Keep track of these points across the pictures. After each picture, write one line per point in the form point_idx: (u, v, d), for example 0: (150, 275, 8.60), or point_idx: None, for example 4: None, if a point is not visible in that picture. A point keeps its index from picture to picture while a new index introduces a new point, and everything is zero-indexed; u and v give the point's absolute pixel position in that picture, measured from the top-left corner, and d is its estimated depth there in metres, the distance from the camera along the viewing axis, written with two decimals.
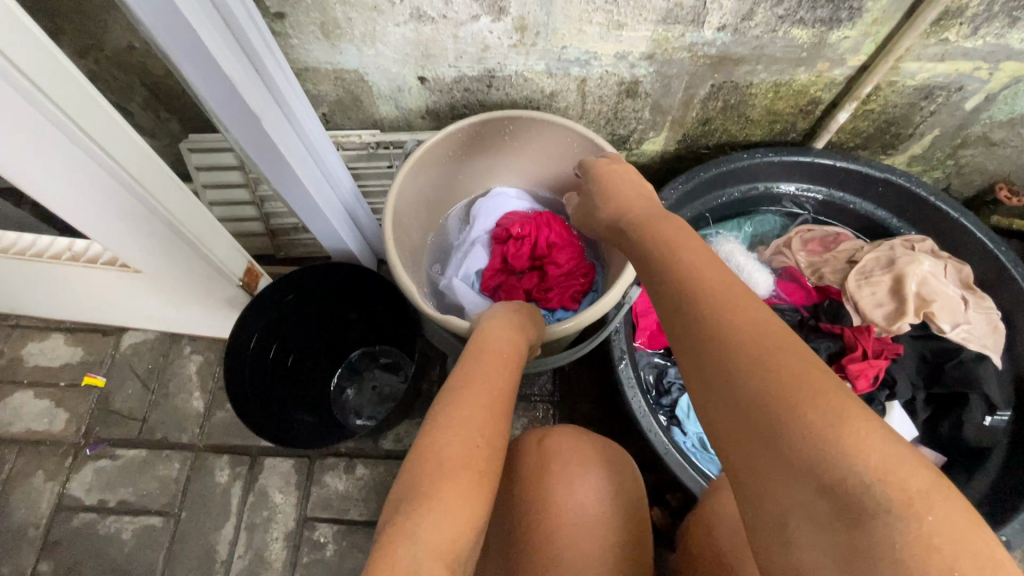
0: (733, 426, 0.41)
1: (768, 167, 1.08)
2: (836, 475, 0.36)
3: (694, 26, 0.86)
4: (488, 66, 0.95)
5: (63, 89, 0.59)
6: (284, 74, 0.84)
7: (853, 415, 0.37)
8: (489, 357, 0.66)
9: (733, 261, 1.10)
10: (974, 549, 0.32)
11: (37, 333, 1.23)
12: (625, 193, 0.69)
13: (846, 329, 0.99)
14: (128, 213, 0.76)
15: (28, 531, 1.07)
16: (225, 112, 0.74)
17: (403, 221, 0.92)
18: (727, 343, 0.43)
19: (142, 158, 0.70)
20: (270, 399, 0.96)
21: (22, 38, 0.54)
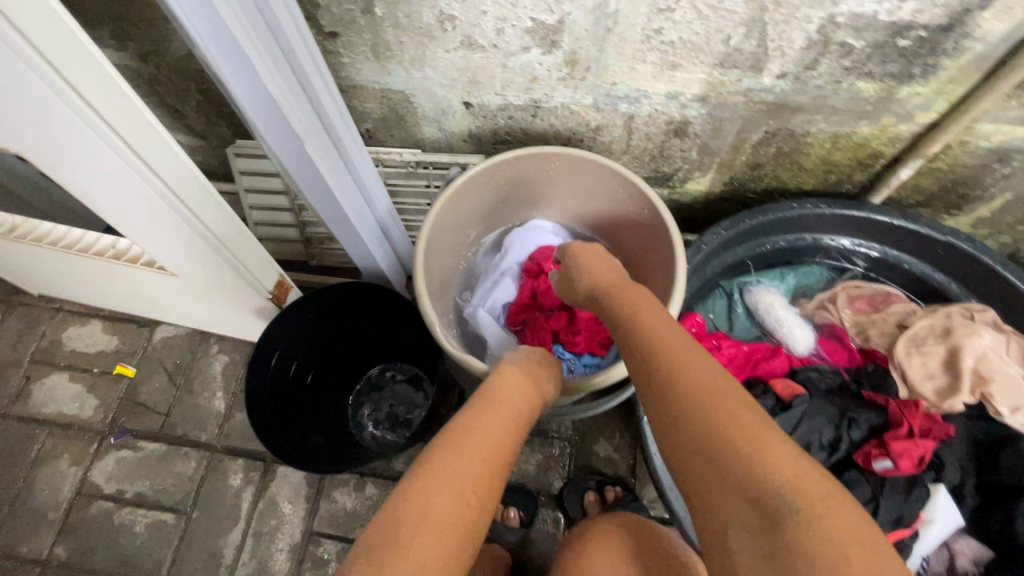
0: (692, 456, 0.52)
1: (819, 219, 1.03)
2: (760, 488, 0.47)
3: (753, 71, 0.82)
4: (535, 96, 0.94)
5: (111, 106, 0.60)
6: (334, 100, 0.85)
7: (775, 446, 0.49)
8: (501, 402, 0.65)
9: (772, 316, 1.06)
10: (858, 538, 0.43)
11: (77, 319, 1.28)
12: (602, 270, 0.80)
13: (891, 401, 0.92)
14: (165, 223, 0.78)
15: (48, 513, 1.10)
16: (270, 134, 0.75)
17: (435, 248, 0.90)
18: (684, 395, 0.54)
19: (183, 175, 0.71)
20: (287, 411, 0.96)
21: (77, 56, 0.55)
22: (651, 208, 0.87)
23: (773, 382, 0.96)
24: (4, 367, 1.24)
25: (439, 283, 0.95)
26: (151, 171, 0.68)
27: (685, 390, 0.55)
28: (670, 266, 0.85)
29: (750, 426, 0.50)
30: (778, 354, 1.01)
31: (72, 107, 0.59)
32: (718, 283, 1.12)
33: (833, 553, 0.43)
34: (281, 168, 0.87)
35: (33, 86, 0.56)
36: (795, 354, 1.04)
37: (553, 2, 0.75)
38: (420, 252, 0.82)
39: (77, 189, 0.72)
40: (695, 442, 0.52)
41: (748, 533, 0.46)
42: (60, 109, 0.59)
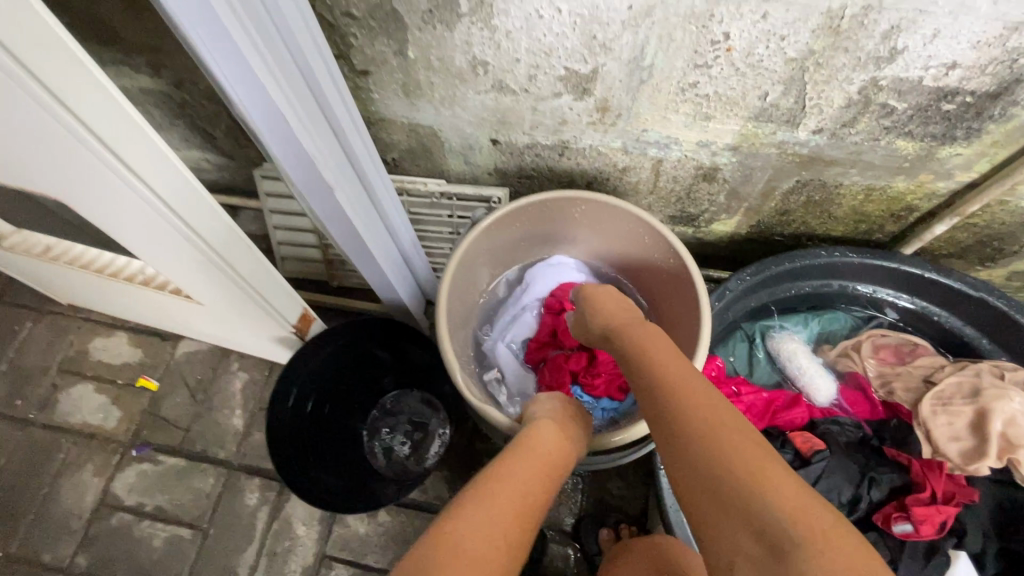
0: (697, 490, 0.53)
1: (848, 268, 1.02)
2: (762, 519, 0.47)
3: (788, 126, 0.81)
4: (563, 137, 0.93)
5: (147, 164, 0.59)
6: (359, 135, 0.85)
7: (775, 476, 0.50)
8: (532, 459, 0.64)
9: (795, 364, 1.04)
10: (860, 572, 0.43)
11: (103, 330, 1.31)
12: (608, 304, 0.82)
13: (914, 462, 0.91)
14: (195, 262, 0.78)
15: (71, 522, 1.13)
16: (298, 176, 0.76)
17: (460, 286, 0.90)
18: (687, 429, 0.56)
19: (215, 227, 0.71)
20: (305, 444, 0.97)
21: (116, 119, 0.54)
22: (675, 257, 0.86)
23: (792, 433, 0.94)
24: (33, 374, 1.27)
25: (461, 321, 0.95)
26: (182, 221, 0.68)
27: (689, 423, 0.57)
28: (693, 317, 0.85)
29: (751, 454, 0.52)
30: (799, 403, 1.00)
31: (108, 165, 0.59)
32: (740, 326, 1.10)
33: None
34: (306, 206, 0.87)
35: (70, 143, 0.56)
36: (815, 404, 1.02)
37: (588, 53, 0.75)
38: (444, 293, 0.82)
39: (112, 228, 0.72)
40: (696, 469, 0.53)
41: (752, 566, 0.46)
42: (98, 167, 0.59)
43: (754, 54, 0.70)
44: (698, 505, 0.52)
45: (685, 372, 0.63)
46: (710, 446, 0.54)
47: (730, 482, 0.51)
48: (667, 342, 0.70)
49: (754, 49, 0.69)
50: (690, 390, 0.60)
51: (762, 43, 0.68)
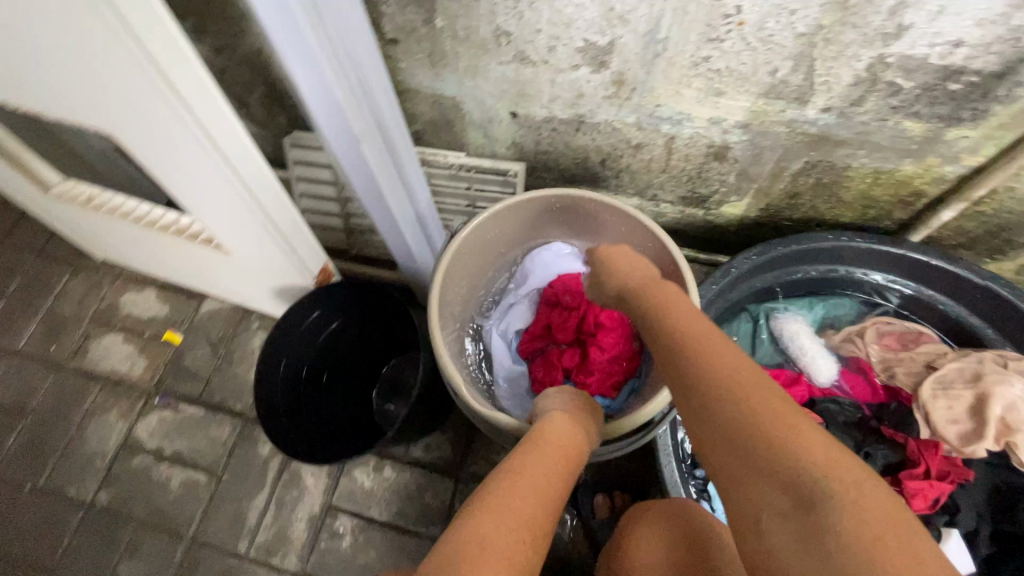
0: (722, 446, 0.53)
1: (853, 253, 1.03)
2: (795, 475, 0.48)
3: (798, 103, 0.83)
4: (580, 111, 0.97)
5: (201, 102, 0.65)
6: (391, 106, 0.88)
7: (805, 431, 0.50)
8: (547, 449, 0.65)
9: (797, 343, 1.06)
10: (896, 524, 0.44)
11: (135, 285, 1.38)
12: (623, 269, 0.82)
13: (910, 440, 0.92)
14: (227, 204, 0.83)
15: (95, 460, 1.20)
16: (330, 134, 0.80)
17: (456, 272, 0.95)
18: (712, 384, 0.56)
19: (251, 170, 0.76)
20: (300, 407, 1.03)
21: (179, 58, 0.60)
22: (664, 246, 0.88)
23: None
24: (67, 322, 1.35)
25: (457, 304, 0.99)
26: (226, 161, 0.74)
27: (714, 383, 0.56)
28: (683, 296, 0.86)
29: (781, 410, 0.52)
30: (799, 381, 1.02)
31: (160, 93, 0.64)
32: (744, 307, 1.13)
33: (869, 539, 0.43)
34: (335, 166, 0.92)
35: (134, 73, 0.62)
36: (816, 384, 1.04)
37: (606, 25, 0.79)
38: (438, 279, 0.86)
39: (153, 161, 0.78)
40: (725, 433, 0.53)
41: (783, 520, 0.47)
42: (150, 93, 0.65)
43: (766, 29, 0.73)
44: (727, 468, 0.53)
45: (708, 332, 0.63)
46: (735, 406, 0.53)
47: (760, 438, 0.51)
48: (690, 303, 0.70)
49: (765, 24, 0.72)
50: (714, 350, 0.60)
51: (773, 17, 0.71)
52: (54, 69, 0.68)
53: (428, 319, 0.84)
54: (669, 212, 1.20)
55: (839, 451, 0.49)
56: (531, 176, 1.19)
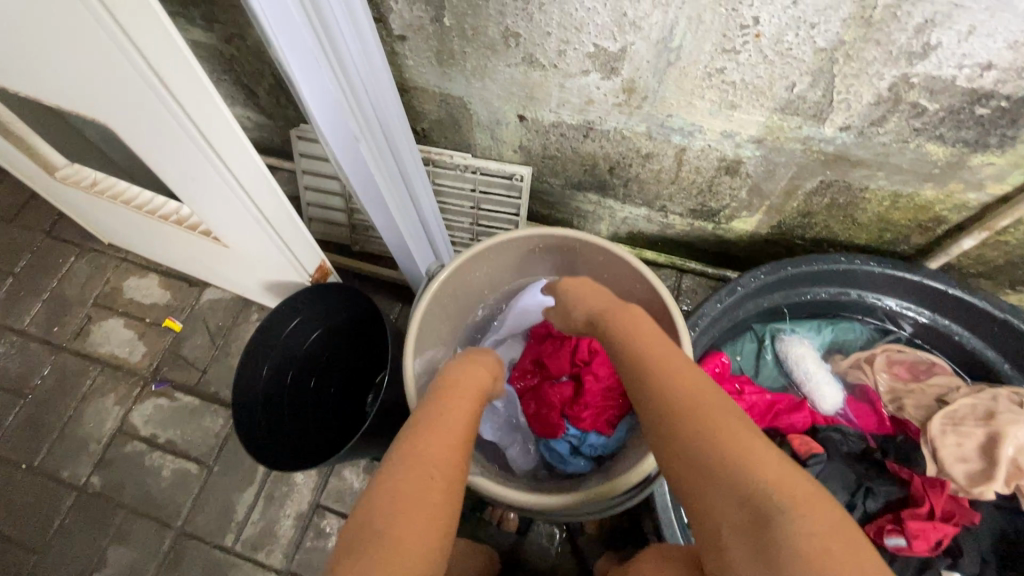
0: (685, 465, 0.55)
1: (866, 277, 1.00)
2: (748, 489, 0.50)
3: (815, 121, 0.80)
4: (589, 117, 0.94)
5: (192, 98, 0.63)
6: (397, 116, 0.88)
7: (755, 445, 0.52)
8: (455, 393, 0.71)
9: (802, 367, 1.03)
10: (842, 535, 0.46)
11: (138, 270, 1.38)
12: (586, 292, 0.81)
13: (915, 476, 0.87)
14: (225, 204, 0.82)
15: (89, 444, 1.20)
16: (332, 137, 0.78)
17: (443, 306, 0.89)
18: (674, 406, 0.58)
19: (249, 173, 0.75)
20: (287, 415, 0.93)
21: (169, 51, 0.58)
22: (652, 289, 0.84)
23: (791, 436, 0.93)
24: (71, 304, 1.36)
25: (441, 342, 0.93)
26: (219, 158, 0.72)
27: (674, 408, 0.58)
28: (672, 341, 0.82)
29: (736, 427, 0.54)
30: (802, 408, 0.98)
31: (155, 91, 0.63)
32: (750, 326, 1.09)
33: (819, 550, 0.45)
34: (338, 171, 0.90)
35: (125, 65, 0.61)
36: (820, 411, 1.00)
37: (618, 31, 0.76)
38: (421, 310, 0.82)
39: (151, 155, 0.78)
40: (688, 453, 0.55)
41: (740, 534, 0.49)
42: (141, 87, 0.63)
43: (784, 42, 0.70)
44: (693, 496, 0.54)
45: (674, 364, 0.63)
46: (691, 433, 0.55)
47: (716, 455, 0.53)
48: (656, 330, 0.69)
49: (782, 36, 0.69)
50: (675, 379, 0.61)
51: (791, 30, 0.68)
52: (48, 60, 0.67)
53: (405, 358, 0.79)
54: (677, 224, 1.16)
55: (789, 467, 0.51)
56: (538, 181, 1.17)
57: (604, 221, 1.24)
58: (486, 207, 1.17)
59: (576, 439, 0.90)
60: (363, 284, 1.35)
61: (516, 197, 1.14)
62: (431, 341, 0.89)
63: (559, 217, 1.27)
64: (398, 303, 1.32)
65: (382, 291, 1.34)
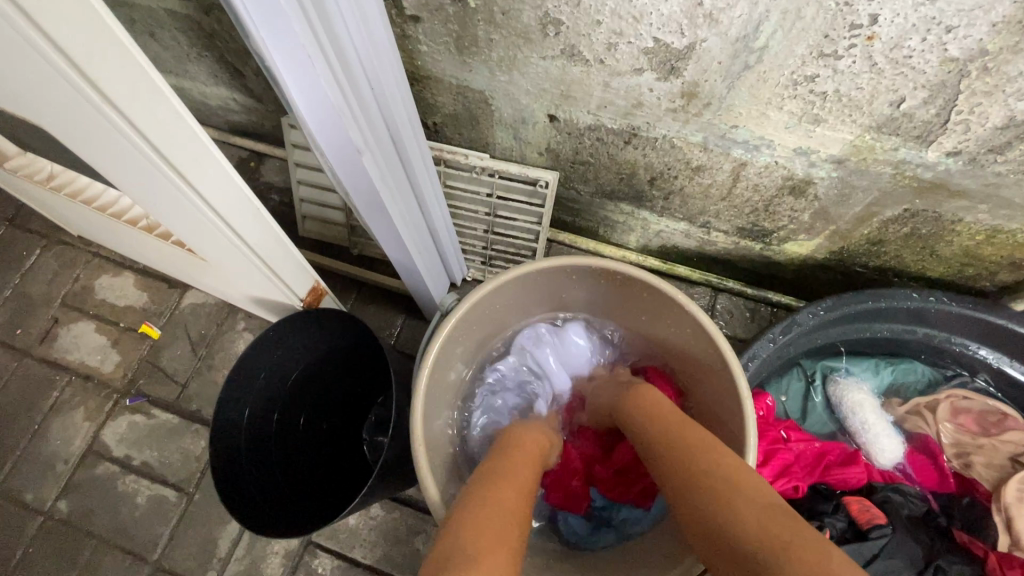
0: (690, 534, 0.53)
1: (940, 315, 0.88)
2: (737, 548, 0.47)
3: (916, 142, 0.66)
4: (634, 123, 0.80)
5: (137, 101, 0.50)
6: (408, 112, 0.72)
7: (738, 496, 0.50)
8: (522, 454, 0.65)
9: (857, 416, 0.91)
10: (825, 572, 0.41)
11: (111, 268, 1.24)
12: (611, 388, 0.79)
13: (991, 553, 0.78)
14: (193, 219, 0.68)
15: (57, 465, 1.09)
16: (328, 146, 0.64)
17: (457, 346, 0.76)
18: (667, 475, 0.58)
19: (212, 181, 0.61)
20: (274, 462, 0.83)
21: (99, 43, 0.44)
22: (708, 339, 0.71)
23: (847, 498, 0.82)
24: (36, 304, 1.22)
25: (453, 385, 0.80)
26: (178, 173, 0.58)
27: (668, 470, 0.58)
28: (733, 405, 0.69)
29: (719, 483, 0.52)
30: (857, 462, 0.87)
31: (76, 88, 0.48)
32: (798, 362, 0.97)
33: None
34: (335, 180, 0.76)
35: (43, 62, 0.47)
36: (876, 465, 0.89)
37: (688, 24, 0.61)
38: (434, 353, 0.69)
39: (104, 159, 0.64)
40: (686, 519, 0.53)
41: None
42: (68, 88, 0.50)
43: (903, 48, 0.55)
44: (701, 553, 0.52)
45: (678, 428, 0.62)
46: (679, 492, 0.54)
47: (705, 518, 0.51)
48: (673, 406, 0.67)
49: (903, 41, 0.54)
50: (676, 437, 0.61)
51: (917, 34, 0.53)
52: None
53: (415, 414, 0.66)
54: (719, 242, 1.03)
55: (770, 507, 0.48)
56: (564, 187, 1.03)
57: (634, 234, 1.10)
58: (504, 214, 1.02)
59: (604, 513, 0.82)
60: (361, 291, 1.21)
61: (539, 204, 1.00)
62: (442, 385, 0.75)
63: (583, 225, 1.13)
64: (399, 314, 1.19)
65: (381, 299, 1.20)
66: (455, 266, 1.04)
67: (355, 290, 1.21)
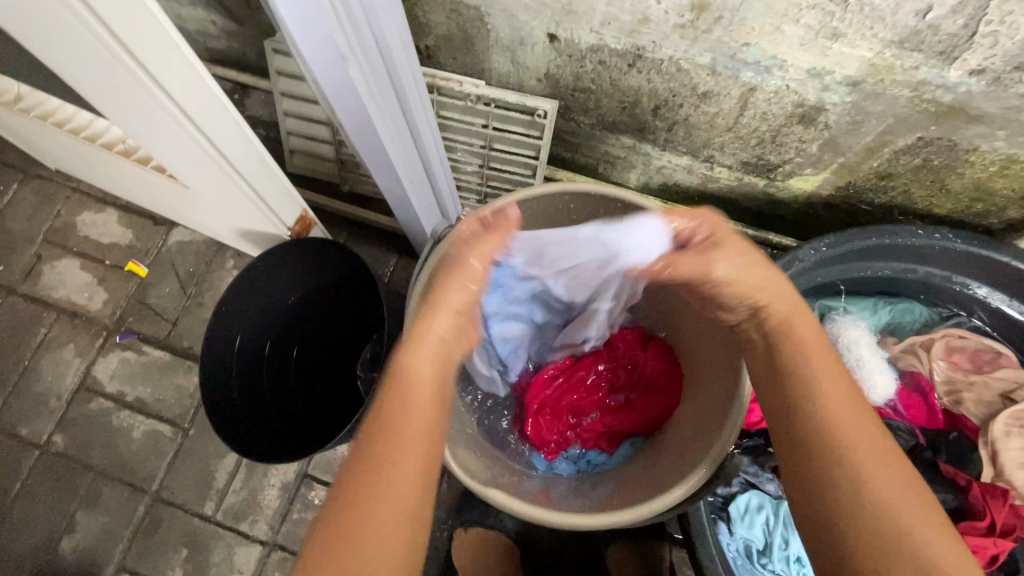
0: (845, 509, 0.44)
1: (942, 253, 0.86)
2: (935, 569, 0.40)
3: (938, 60, 0.62)
4: (639, 42, 0.75)
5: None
6: (398, 23, 0.66)
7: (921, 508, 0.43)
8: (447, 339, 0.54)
9: (852, 353, 0.91)
10: None
11: (93, 204, 1.20)
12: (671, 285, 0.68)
13: (974, 484, 0.80)
14: (177, 143, 0.66)
15: (49, 400, 1.08)
16: (316, 60, 0.60)
17: None
18: (835, 436, 0.47)
19: (189, 90, 0.57)
20: (266, 391, 0.81)
21: None
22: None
23: None
24: (17, 240, 1.18)
25: None
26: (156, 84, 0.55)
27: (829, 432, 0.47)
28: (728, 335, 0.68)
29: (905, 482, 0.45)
30: None
31: None
32: None
33: None
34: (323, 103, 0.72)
35: None
36: (867, 401, 0.89)
37: None
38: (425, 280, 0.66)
39: (69, 65, 0.59)
40: (849, 496, 0.44)
41: None
42: None
43: None
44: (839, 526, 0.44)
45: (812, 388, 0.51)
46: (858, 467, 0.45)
47: (888, 514, 0.43)
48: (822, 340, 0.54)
49: None
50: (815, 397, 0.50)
51: None
52: None
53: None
54: (722, 178, 0.99)
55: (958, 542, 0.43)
56: (563, 118, 0.98)
57: (634, 170, 1.06)
58: (500, 147, 0.98)
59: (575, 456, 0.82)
60: (352, 229, 1.18)
61: (537, 136, 0.95)
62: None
63: (582, 162, 1.09)
64: (392, 253, 1.16)
65: (373, 238, 1.17)
66: (450, 205, 1.01)
67: (347, 229, 1.18)
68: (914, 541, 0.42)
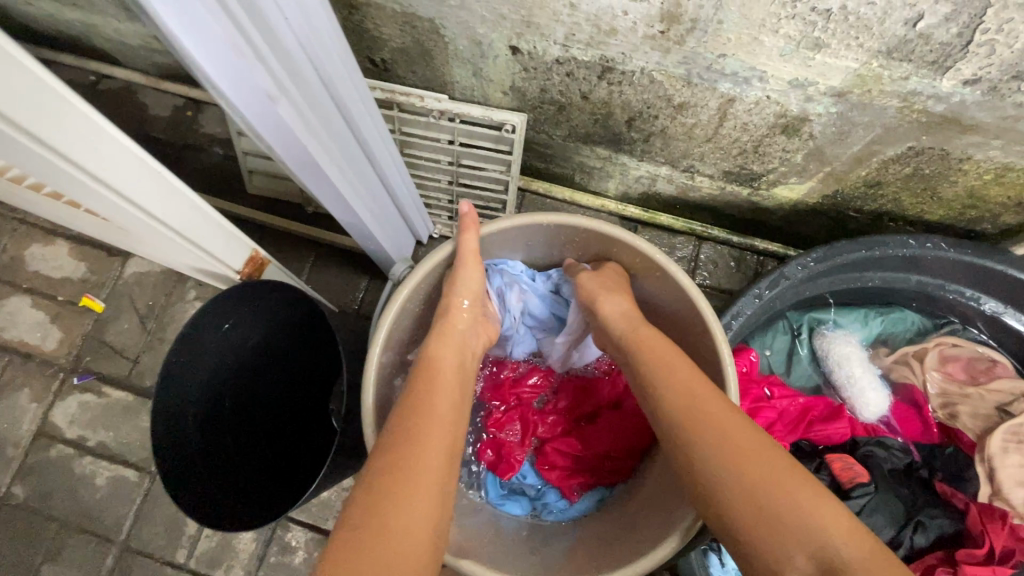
0: (746, 447, 0.52)
1: (935, 262, 0.82)
2: (814, 531, 0.47)
3: (930, 69, 0.57)
4: (607, 54, 0.69)
5: None
6: (335, 43, 0.59)
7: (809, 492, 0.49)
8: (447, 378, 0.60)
9: (844, 369, 0.87)
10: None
11: (41, 235, 1.12)
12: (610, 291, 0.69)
13: (972, 506, 0.76)
14: (101, 206, 0.59)
15: (6, 449, 1.03)
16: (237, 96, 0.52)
17: (411, 316, 0.69)
18: (713, 419, 0.54)
19: (91, 145, 0.49)
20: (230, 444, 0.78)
21: None
22: (683, 299, 0.65)
23: (830, 456, 0.79)
24: None
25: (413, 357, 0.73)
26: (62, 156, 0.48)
27: (707, 407, 0.55)
28: (711, 366, 0.64)
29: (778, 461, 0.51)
30: (840, 417, 0.83)
31: None
32: (784, 315, 0.92)
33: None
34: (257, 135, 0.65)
35: None
36: (859, 419, 0.86)
37: None
38: (385, 328, 0.62)
39: None
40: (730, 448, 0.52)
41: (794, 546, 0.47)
42: None
43: None
44: (731, 455, 0.51)
45: (730, 433, 0.53)
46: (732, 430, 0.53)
47: (761, 465, 0.51)
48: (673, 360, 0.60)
49: None
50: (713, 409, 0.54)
51: None
52: None
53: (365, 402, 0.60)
54: (704, 187, 0.94)
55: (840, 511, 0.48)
56: (534, 129, 0.92)
57: (613, 180, 1.00)
58: (468, 163, 0.92)
59: (532, 492, 0.78)
60: (318, 251, 1.12)
61: (506, 151, 0.90)
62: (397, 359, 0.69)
63: (557, 172, 1.03)
64: (363, 277, 1.10)
65: (340, 261, 1.11)
66: (415, 223, 0.95)
67: (313, 251, 1.11)
68: (790, 505, 0.48)
